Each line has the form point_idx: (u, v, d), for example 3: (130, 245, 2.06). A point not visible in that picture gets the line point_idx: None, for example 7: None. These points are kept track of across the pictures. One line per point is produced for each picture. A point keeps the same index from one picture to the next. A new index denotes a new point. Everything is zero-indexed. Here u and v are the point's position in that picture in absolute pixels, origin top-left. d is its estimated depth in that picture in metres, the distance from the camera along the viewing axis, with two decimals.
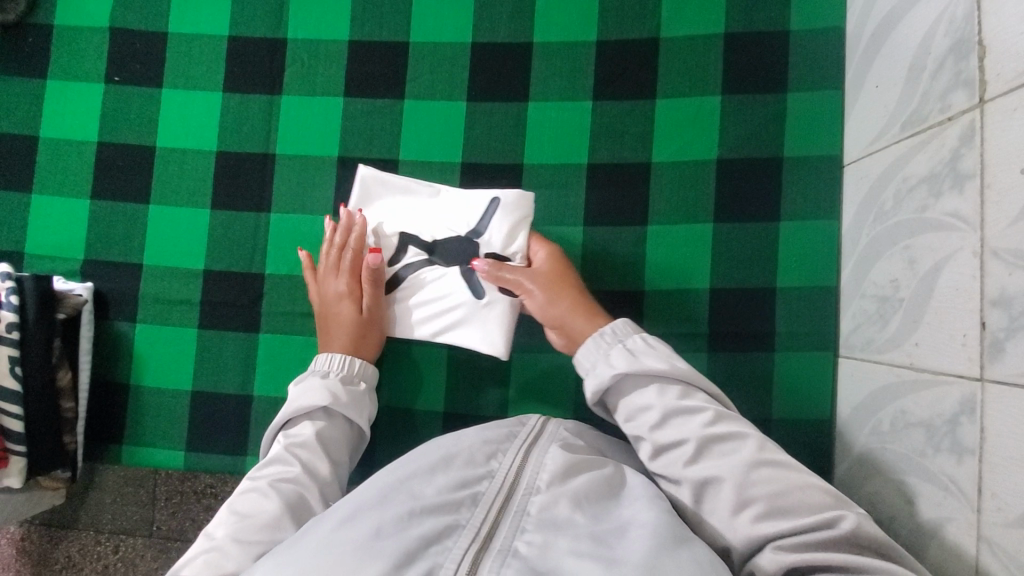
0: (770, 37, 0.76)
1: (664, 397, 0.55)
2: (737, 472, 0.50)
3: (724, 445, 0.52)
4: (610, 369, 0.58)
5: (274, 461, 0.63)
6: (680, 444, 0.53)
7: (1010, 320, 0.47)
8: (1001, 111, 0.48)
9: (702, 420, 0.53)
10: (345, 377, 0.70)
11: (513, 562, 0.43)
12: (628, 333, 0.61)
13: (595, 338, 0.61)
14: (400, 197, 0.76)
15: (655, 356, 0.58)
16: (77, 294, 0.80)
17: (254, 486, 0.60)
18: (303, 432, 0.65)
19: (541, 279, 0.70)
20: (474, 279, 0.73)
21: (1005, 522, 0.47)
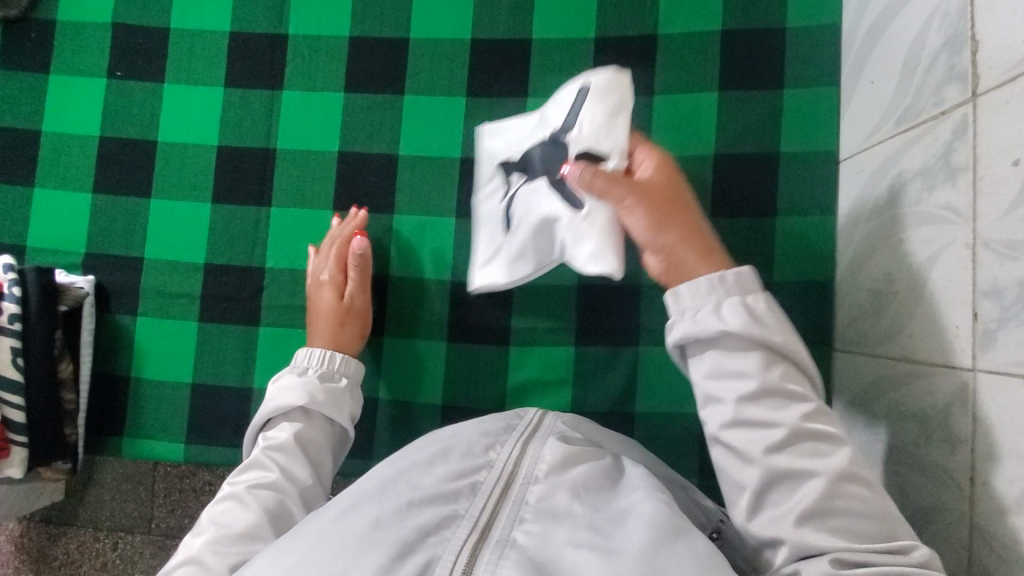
0: (766, 34, 0.76)
1: (767, 372, 0.48)
2: (821, 477, 0.46)
3: (814, 444, 0.47)
4: (718, 323, 0.50)
5: (253, 466, 0.63)
6: (770, 425, 0.48)
7: (1002, 310, 0.47)
8: (994, 104, 0.49)
9: (802, 410, 0.48)
10: (324, 374, 0.70)
11: (512, 553, 0.44)
12: (752, 287, 0.51)
13: (711, 279, 0.51)
14: (494, 139, 0.73)
15: (772, 326, 0.50)
16: (79, 287, 0.80)
17: (231, 492, 0.61)
18: (280, 435, 0.66)
19: (650, 195, 0.55)
20: (568, 189, 0.62)
21: (997, 510, 0.48)
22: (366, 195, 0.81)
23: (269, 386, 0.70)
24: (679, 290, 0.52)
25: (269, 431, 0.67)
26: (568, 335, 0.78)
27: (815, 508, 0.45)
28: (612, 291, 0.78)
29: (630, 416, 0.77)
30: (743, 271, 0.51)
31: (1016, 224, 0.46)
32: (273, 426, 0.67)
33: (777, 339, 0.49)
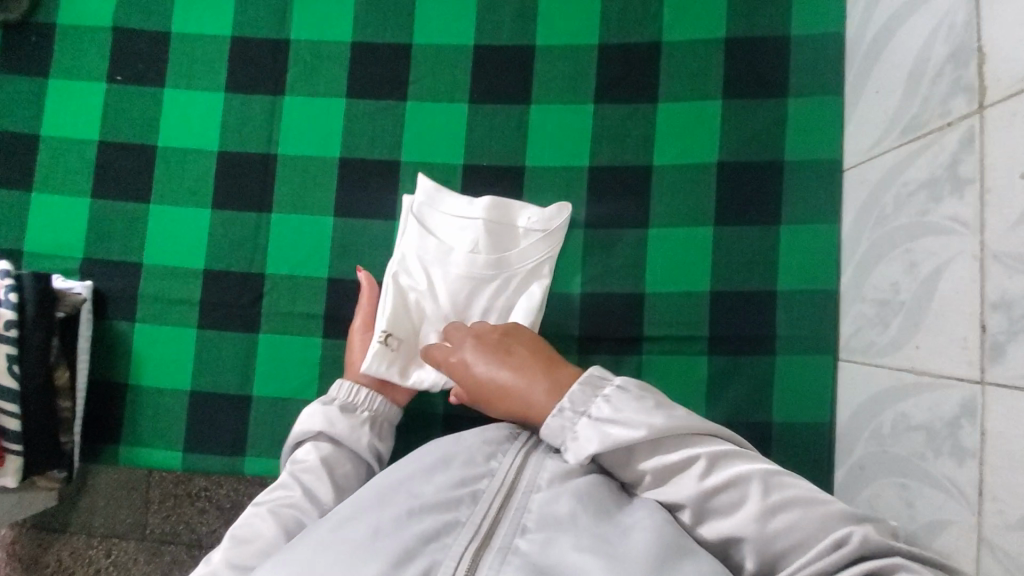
0: (771, 43, 0.76)
1: (649, 457, 0.50)
2: (749, 533, 0.46)
3: (726, 494, 0.47)
4: (581, 446, 0.50)
5: (279, 486, 0.62)
6: (679, 505, 0.50)
7: (1010, 323, 0.47)
8: (1001, 116, 0.49)
9: (695, 473, 0.48)
10: (349, 404, 0.69)
11: (514, 560, 0.44)
12: (586, 398, 0.51)
13: (554, 413, 0.52)
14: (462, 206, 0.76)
15: (625, 420, 0.49)
16: (76, 293, 0.79)
17: (256, 509, 0.60)
18: (307, 458, 0.65)
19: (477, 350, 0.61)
20: (473, 287, 0.74)
21: (1006, 525, 0.47)
22: (368, 201, 0.81)
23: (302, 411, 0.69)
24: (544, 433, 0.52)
25: (297, 453, 0.66)
26: (571, 343, 0.78)
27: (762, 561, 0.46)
28: (614, 299, 0.78)
29: None
30: (572, 391, 0.51)
31: None
32: (302, 448, 0.66)
33: (634, 433, 0.49)
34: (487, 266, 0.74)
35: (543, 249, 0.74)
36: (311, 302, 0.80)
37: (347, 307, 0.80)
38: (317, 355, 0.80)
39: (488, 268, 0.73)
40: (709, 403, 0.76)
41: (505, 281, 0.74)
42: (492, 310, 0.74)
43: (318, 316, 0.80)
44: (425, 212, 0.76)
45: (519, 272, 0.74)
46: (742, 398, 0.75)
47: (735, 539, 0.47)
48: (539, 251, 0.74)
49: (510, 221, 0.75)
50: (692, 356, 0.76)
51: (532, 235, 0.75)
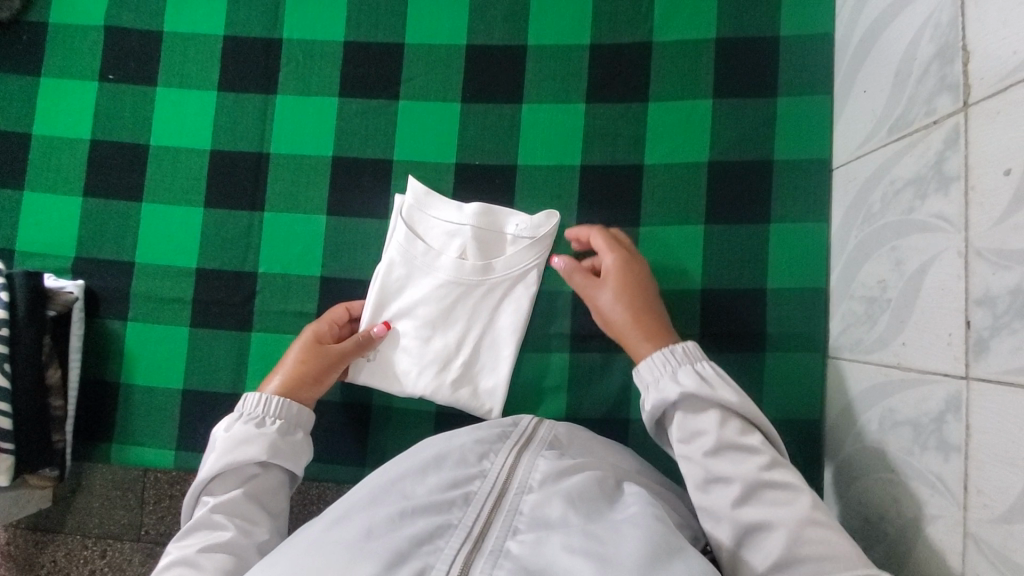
0: (760, 43, 0.77)
1: (723, 429, 0.57)
2: (790, 523, 0.51)
3: (776, 492, 0.54)
4: (678, 386, 0.59)
5: (201, 526, 0.60)
6: (728, 480, 0.55)
7: (994, 319, 0.48)
8: (985, 115, 0.49)
9: (758, 461, 0.55)
10: (284, 427, 0.67)
11: (505, 564, 0.43)
12: (698, 356, 0.61)
13: (665, 351, 0.62)
14: (452, 211, 0.76)
15: (726, 385, 0.59)
16: (68, 291, 0.79)
17: (180, 557, 0.57)
18: (230, 492, 0.63)
19: (628, 292, 0.68)
20: (457, 294, 0.76)
21: (990, 519, 0.48)
22: (361, 200, 0.81)
23: (216, 440, 0.65)
24: (646, 364, 0.62)
25: (218, 487, 0.63)
26: (563, 342, 0.78)
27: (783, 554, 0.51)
28: None
29: (625, 423, 0.77)
30: (689, 344, 0.62)
31: (1007, 233, 0.46)
32: (222, 480, 0.63)
33: (731, 397, 0.58)
34: (474, 273, 0.75)
35: (529, 258, 0.76)
36: (304, 301, 0.80)
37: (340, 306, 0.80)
38: None
39: (475, 276, 0.75)
40: None
41: (491, 289, 0.76)
42: (475, 318, 0.76)
43: (310, 314, 0.81)
44: (416, 215, 0.76)
45: (504, 280, 0.76)
46: None
47: (766, 527, 0.52)
48: (524, 261, 0.76)
49: (497, 229, 0.76)
50: None
51: (519, 243, 0.76)
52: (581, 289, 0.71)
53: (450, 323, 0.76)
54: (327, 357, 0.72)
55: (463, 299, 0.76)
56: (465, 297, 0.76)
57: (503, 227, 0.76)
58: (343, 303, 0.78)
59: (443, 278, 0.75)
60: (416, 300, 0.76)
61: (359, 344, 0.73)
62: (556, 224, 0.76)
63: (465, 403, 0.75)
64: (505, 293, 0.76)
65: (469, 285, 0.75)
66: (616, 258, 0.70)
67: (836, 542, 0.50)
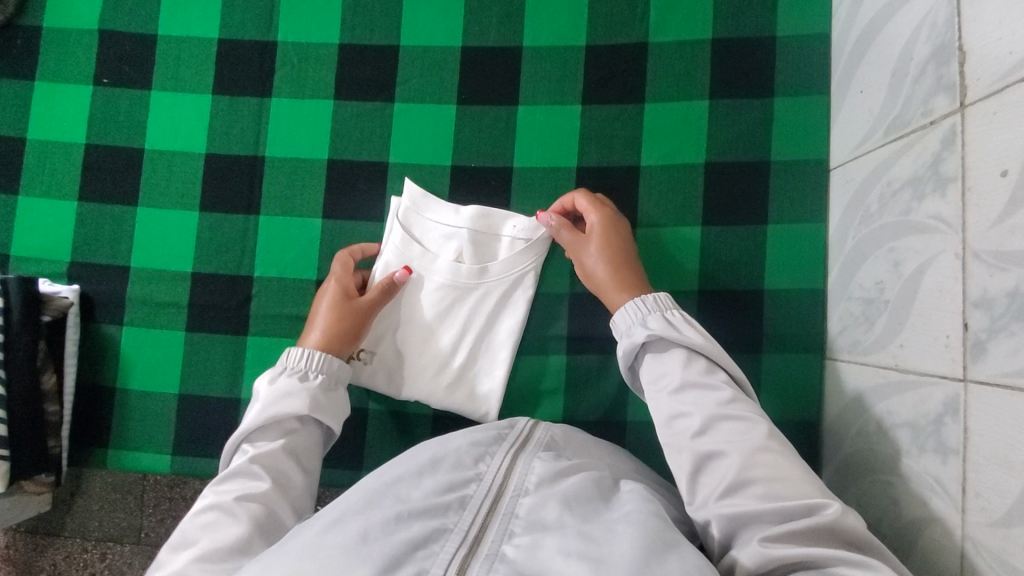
0: (757, 43, 0.76)
1: (688, 370, 0.58)
2: (742, 451, 0.52)
3: (732, 423, 0.54)
4: (644, 330, 0.61)
5: (240, 474, 0.60)
6: (687, 415, 0.56)
7: (992, 320, 0.47)
8: (982, 115, 0.49)
9: (719, 396, 0.56)
10: (326, 385, 0.68)
11: (501, 567, 0.43)
12: (667, 304, 0.63)
13: (635, 302, 0.64)
14: (446, 211, 0.76)
15: (692, 329, 0.60)
16: (63, 296, 0.79)
17: (219, 504, 0.57)
18: (270, 444, 0.63)
19: (610, 247, 0.70)
20: (453, 298, 0.76)
21: (989, 521, 0.47)
22: (356, 202, 0.81)
23: (260, 391, 0.65)
24: (618, 316, 0.64)
25: (257, 438, 0.63)
26: (560, 344, 0.78)
27: (733, 481, 0.51)
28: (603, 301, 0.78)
29: (623, 424, 0.77)
30: (658, 293, 0.64)
31: (1005, 235, 0.46)
32: (263, 432, 0.64)
33: (696, 337, 0.59)
34: (470, 276, 0.75)
35: (524, 261, 0.76)
36: (300, 304, 0.80)
37: None
38: None
39: (471, 279, 0.75)
40: None
41: (487, 292, 0.76)
42: (471, 321, 0.76)
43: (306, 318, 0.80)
44: (412, 218, 0.76)
45: (500, 284, 0.76)
46: None
47: (720, 455, 0.52)
48: (520, 265, 0.76)
49: (494, 232, 0.76)
50: None
51: (515, 246, 0.76)
52: (565, 245, 0.73)
53: (447, 326, 0.76)
54: (357, 307, 0.72)
55: (458, 303, 0.76)
56: (460, 301, 0.76)
57: (499, 230, 0.76)
58: (343, 251, 0.77)
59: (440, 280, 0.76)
60: (413, 302, 0.76)
61: (387, 289, 0.73)
62: None
63: (461, 406, 0.75)
64: (501, 296, 0.76)
65: (466, 287, 0.75)
66: (598, 215, 0.71)
67: (787, 468, 0.50)
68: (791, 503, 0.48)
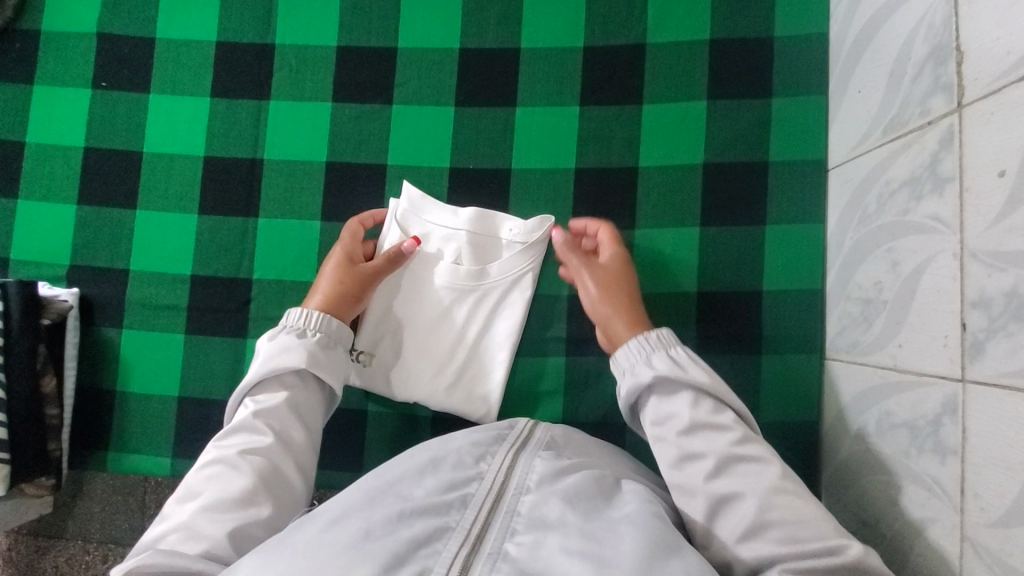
0: (755, 44, 0.76)
1: (695, 409, 0.57)
2: (759, 491, 0.51)
3: (747, 464, 0.53)
4: (650, 370, 0.59)
5: (243, 428, 0.61)
6: (700, 457, 0.55)
7: (990, 321, 0.47)
8: (979, 115, 0.49)
9: (730, 437, 0.54)
10: (323, 340, 0.67)
11: (503, 566, 0.43)
12: (673, 341, 0.62)
13: (639, 339, 0.62)
14: (444, 211, 0.76)
15: (698, 367, 0.59)
16: (63, 300, 0.79)
17: (222, 457, 0.58)
18: (271, 399, 0.63)
19: (619, 280, 0.70)
20: (453, 300, 0.76)
21: (987, 522, 0.47)
22: (355, 204, 0.81)
23: (260, 347, 0.66)
24: (622, 352, 0.63)
25: (259, 393, 0.64)
26: (559, 345, 0.78)
27: (752, 522, 0.50)
28: None
29: (622, 426, 0.77)
30: (663, 330, 0.63)
31: (1002, 235, 0.46)
32: (264, 387, 0.64)
33: (703, 378, 0.58)
34: (468, 277, 0.75)
35: (523, 262, 0.76)
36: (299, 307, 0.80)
37: None
38: None
39: (469, 280, 0.75)
40: None
41: (486, 294, 0.76)
42: (470, 323, 0.76)
43: None
44: (410, 220, 0.76)
45: (499, 285, 0.76)
46: None
47: (738, 497, 0.52)
48: (518, 266, 0.76)
49: (492, 233, 0.76)
50: None
51: (513, 248, 0.76)
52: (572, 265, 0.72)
53: (445, 327, 0.76)
54: (362, 276, 0.72)
55: (458, 306, 0.76)
56: (460, 304, 0.76)
57: (498, 231, 0.76)
58: (354, 217, 0.77)
59: (439, 281, 0.76)
60: (411, 305, 0.77)
61: (392, 260, 0.73)
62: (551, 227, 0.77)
63: (460, 407, 0.75)
64: (500, 297, 0.76)
65: (464, 288, 0.76)
66: (614, 250, 0.72)
67: (806, 508, 0.50)
68: (811, 545, 0.47)
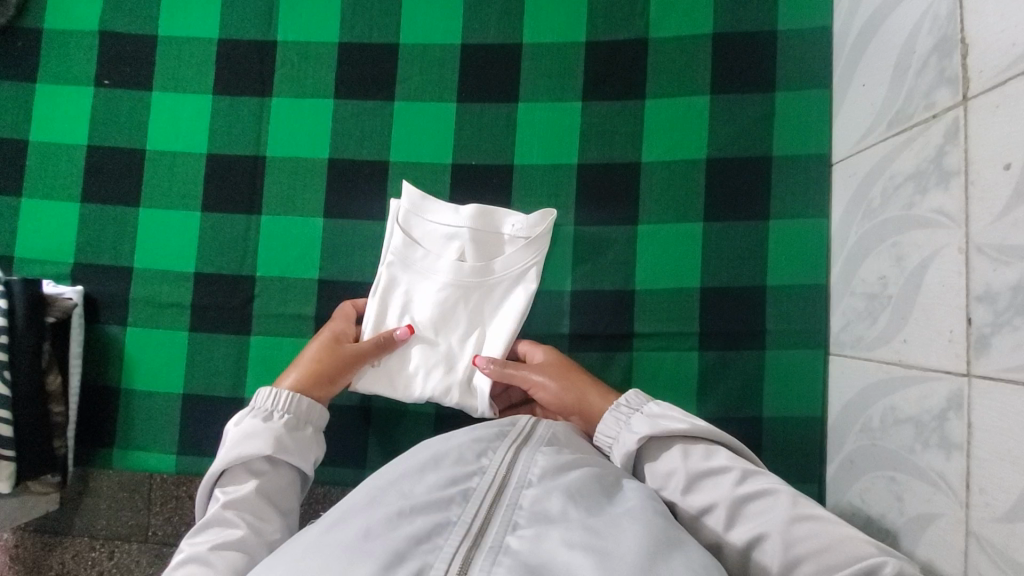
0: (758, 37, 0.76)
1: (688, 460, 0.57)
2: (777, 530, 0.50)
3: (756, 504, 0.53)
4: (633, 435, 0.60)
5: (213, 523, 0.57)
6: (712, 508, 0.54)
7: (995, 315, 0.47)
8: (984, 107, 0.49)
9: (730, 480, 0.54)
10: (291, 423, 0.66)
11: (505, 560, 0.42)
12: (641, 402, 0.64)
13: (612, 411, 0.64)
14: (444, 209, 0.76)
15: (673, 417, 0.60)
16: (67, 298, 0.79)
17: (193, 556, 0.54)
18: (240, 488, 0.60)
19: (566, 364, 0.72)
20: (456, 296, 0.75)
21: (993, 517, 0.47)
22: (357, 201, 0.81)
23: (226, 434, 0.63)
24: (601, 428, 0.63)
25: (227, 484, 0.61)
26: (562, 341, 0.78)
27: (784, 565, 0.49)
28: (605, 298, 0.78)
29: None
30: (627, 394, 0.64)
31: (1008, 228, 0.46)
32: (232, 477, 0.61)
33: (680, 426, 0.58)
34: (472, 274, 0.75)
35: (527, 258, 0.76)
36: (302, 304, 0.80)
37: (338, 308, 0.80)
38: None
39: (473, 277, 0.75)
40: (700, 398, 0.76)
41: (490, 290, 0.76)
42: (474, 318, 0.76)
43: (308, 317, 0.80)
44: (411, 220, 0.76)
45: (502, 281, 0.76)
46: (731, 393, 0.76)
47: (760, 540, 0.51)
48: (522, 261, 0.75)
49: (495, 229, 0.76)
50: (683, 352, 0.76)
51: (516, 243, 0.76)
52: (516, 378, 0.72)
53: (451, 325, 0.75)
54: (344, 355, 0.71)
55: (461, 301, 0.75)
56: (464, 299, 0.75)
57: (501, 227, 0.76)
58: (346, 302, 0.78)
59: (442, 280, 0.75)
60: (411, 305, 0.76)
61: (382, 344, 0.73)
62: (554, 222, 0.77)
63: (466, 404, 0.74)
64: (504, 293, 0.76)
65: (468, 286, 0.75)
66: (542, 347, 0.74)
67: (830, 532, 0.49)
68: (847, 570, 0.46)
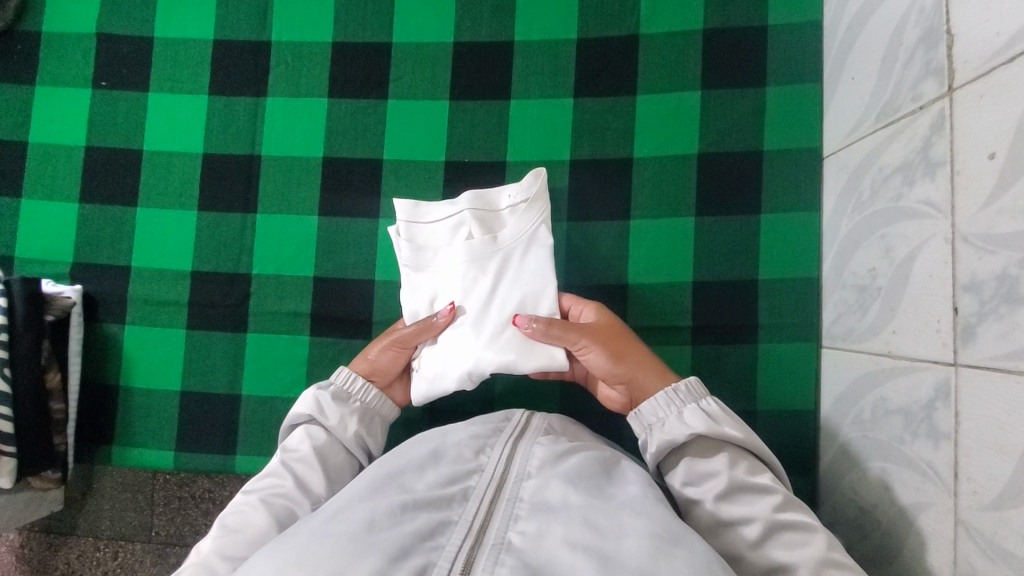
0: (748, 33, 0.76)
1: (734, 469, 0.56)
2: (809, 564, 0.50)
3: (792, 533, 0.53)
4: (684, 427, 0.59)
5: (269, 474, 0.63)
6: (744, 522, 0.54)
7: (981, 304, 0.47)
8: (969, 98, 0.49)
9: (774, 502, 0.54)
10: (340, 391, 0.69)
11: (508, 559, 0.42)
12: (700, 395, 0.62)
13: (668, 391, 0.62)
14: (444, 207, 0.75)
15: (732, 421, 0.59)
16: (66, 296, 0.80)
17: (245, 499, 0.61)
18: (297, 445, 0.66)
19: (618, 331, 0.68)
20: (467, 271, 0.71)
21: (981, 505, 0.47)
22: (352, 199, 0.81)
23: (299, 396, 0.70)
24: (648, 405, 0.62)
25: (290, 441, 0.67)
26: None
27: None
28: (599, 292, 0.78)
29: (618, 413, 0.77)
30: (688, 380, 0.62)
31: (993, 217, 0.46)
32: (297, 436, 0.67)
33: (739, 433, 0.58)
34: (483, 246, 0.71)
35: (533, 218, 0.72)
36: (298, 301, 0.81)
37: (335, 305, 0.81)
38: (305, 352, 0.81)
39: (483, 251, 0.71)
40: None
41: (504, 258, 0.71)
42: (494, 288, 0.70)
43: (305, 314, 0.81)
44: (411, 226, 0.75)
45: (515, 247, 0.71)
46: (725, 386, 0.76)
47: (788, 569, 0.51)
48: (527, 221, 0.72)
49: (494, 208, 0.74)
50: (678, 344, 0.77)
51: (518, 211, 0.73)
52: (565, 339, 0.67)
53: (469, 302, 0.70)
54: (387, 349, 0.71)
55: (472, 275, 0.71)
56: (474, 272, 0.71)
57: (499, 204, 0.74)
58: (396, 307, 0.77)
59: (452, 264, 0.72)
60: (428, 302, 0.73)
61: (422, 328, 0.71)
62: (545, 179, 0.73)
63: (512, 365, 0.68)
64: (521, 257, 0.71)
65: (483, 262, 0.71)
66: (593, 309, 0.70)
67: None
68: None
